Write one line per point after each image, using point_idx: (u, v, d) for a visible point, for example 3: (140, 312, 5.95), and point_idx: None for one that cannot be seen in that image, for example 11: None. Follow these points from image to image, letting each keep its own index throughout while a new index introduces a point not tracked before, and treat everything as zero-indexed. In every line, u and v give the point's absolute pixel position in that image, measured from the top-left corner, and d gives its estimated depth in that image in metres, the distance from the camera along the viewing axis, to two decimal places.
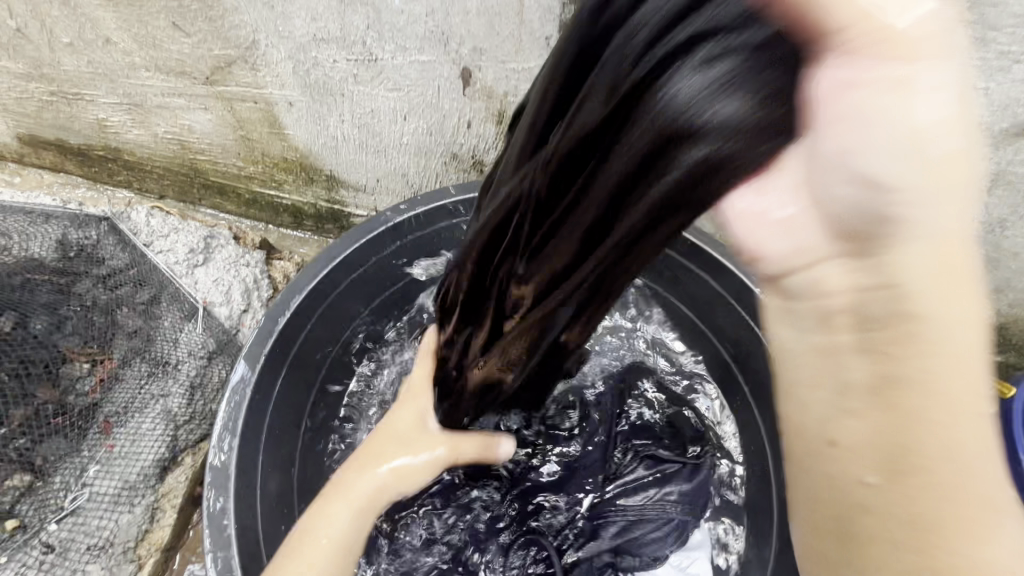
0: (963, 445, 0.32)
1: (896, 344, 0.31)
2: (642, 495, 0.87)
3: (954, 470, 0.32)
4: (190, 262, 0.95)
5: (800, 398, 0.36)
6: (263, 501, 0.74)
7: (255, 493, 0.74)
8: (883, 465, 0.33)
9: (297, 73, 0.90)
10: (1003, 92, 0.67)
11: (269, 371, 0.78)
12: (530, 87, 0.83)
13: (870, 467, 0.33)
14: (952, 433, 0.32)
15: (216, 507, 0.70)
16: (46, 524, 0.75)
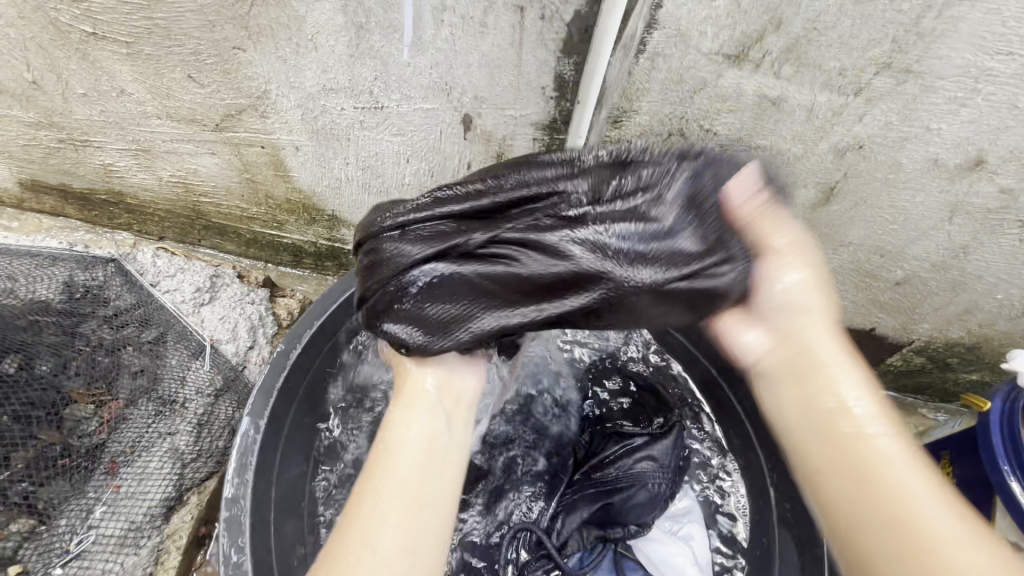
0: (911, 480, 0.50)
1: (833, 466, 0.53)
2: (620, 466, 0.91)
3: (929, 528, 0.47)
4: (196, 300, 0.97)
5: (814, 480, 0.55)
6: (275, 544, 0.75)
7: (268, 534, 0.74)
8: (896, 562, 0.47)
9: (306, 119, 0.95)
10: (952, 132, 0.75)
11: (279, 405, 0.78)
12: (527, 131, 0.89)
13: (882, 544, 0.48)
14: (906, 488, 0.49)
15: (228, 548, 0.69)
16: (49, 569, 0.73)
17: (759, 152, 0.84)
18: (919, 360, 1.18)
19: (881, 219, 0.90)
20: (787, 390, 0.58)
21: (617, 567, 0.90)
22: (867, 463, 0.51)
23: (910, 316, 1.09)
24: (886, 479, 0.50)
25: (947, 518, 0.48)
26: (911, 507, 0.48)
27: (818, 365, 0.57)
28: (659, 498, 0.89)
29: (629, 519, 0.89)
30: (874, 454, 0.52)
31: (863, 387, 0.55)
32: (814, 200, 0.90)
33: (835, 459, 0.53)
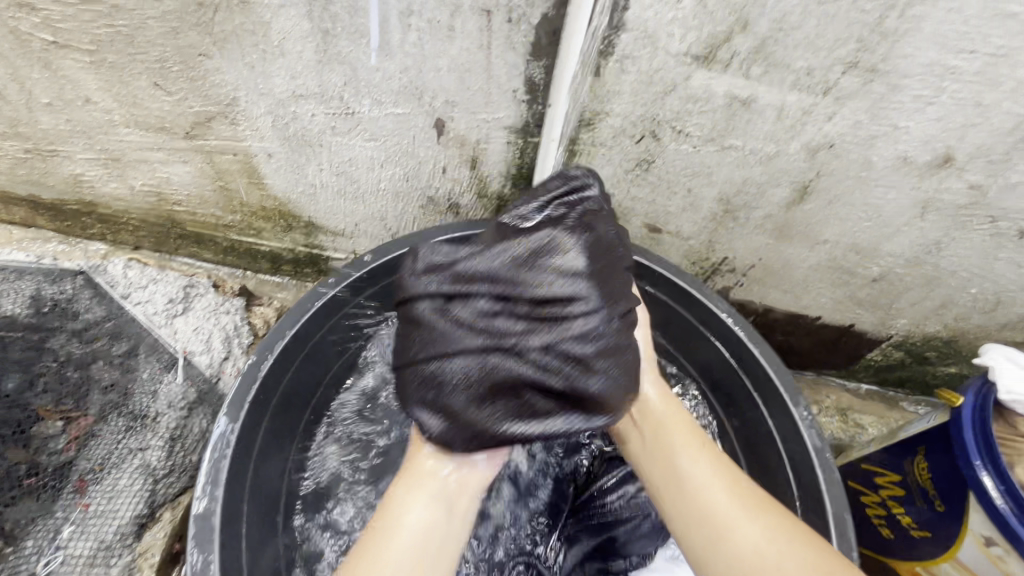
0: (722, 501, 0.64)
1: (679, 482, 0.68)
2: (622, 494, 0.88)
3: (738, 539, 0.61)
4: (169, 312, 0.95)
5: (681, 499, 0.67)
6: (245, 559, 0.74)
7: (238, 550, 0.73)
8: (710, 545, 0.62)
9: (276, 126, 0.94)
10: (921, 130, 0.76)
11: (250, 418, 0.77)
12: (501, 134, 0.88)
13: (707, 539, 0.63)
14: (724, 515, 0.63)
15: (197, 566, 0.66)
16: None
17: (732, 152, 0.84)
18: (898, 354, 1.19)
19: (855, 217, 0.91)
20: (656, 469, 0.71)
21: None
22: (682, 482, 0.67)
23: (887, 312, 1.10)
24: (707, 505, 0.64)
25: (754, 532, 0.61)
26: (722, 522, 0.63)
27: (667, 445, 0.71)
28: (661, 527, 0.86)
29: (632, 550, 0.86)
30: (700, 480, 0.67)
31: (680, 422, 0.73)
32: (788, 199, 0.90)
33: (673, 477, 0.69)
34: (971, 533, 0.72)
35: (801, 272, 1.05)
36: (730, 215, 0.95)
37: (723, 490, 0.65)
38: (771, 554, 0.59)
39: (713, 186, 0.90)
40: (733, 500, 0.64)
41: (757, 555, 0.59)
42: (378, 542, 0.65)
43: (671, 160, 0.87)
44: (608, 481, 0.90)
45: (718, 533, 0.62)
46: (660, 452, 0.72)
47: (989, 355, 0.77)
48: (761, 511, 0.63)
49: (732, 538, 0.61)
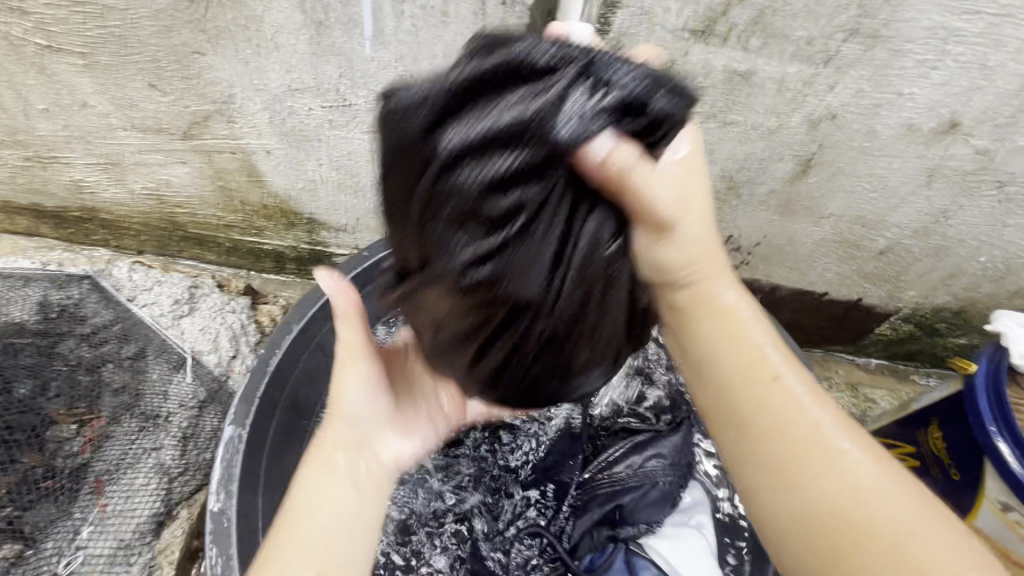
0: (827, 425, 0.51)
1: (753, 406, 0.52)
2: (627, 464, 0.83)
3: (841, 472, 0.48)
4: (175, 313, 0.96)
5: (767, 418, 0.51)
6: None
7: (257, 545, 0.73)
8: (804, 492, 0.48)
9: (274, 122, 0.93)
10: (925, 96, 0.74)
11: (262, 413, 0.77)
12: None
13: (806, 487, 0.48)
14: (839, 462, 0.49)
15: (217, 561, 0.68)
16: None
17: (734, 127, 0.83)
18: (908, 327, 1.19)
19: (860, 189, 0.90)
20: (732, 378, 0.53)
21: (628, 566, 0.76)
22: (776, 411, 0.50)
23: (896, 284, 1.09)
24: (796, 432, 0.50)
25: (862, 467, 0.49)
26: (817, 455, 0.49)
27: (752, 367, 0.52)
28: (671, 496, 0.82)
29: (640, 517, 0.80)
30: (785, 403, 0.51)
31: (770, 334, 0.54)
32: (791, 174, 0.89)
33: (754, 392, 0.52)
34: (989, 501, 0.72)
35: (807, 247, 1.04)
36: (733, 192, 0.94)
37: (819, 408, 0.52)
38: (901, 500, 0.47)
39: (716, 163, 0.89)
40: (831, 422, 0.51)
41: (858, 485, 0.47)
42: (304, 470, 0.60)
43: None
44: (613, 453, 0.85)
45: (821, 487, 0.48)
46: (743, 370, 0.52)
47: (1001, 322, 0.77)
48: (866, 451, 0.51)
49: (832, 471, 0.48)
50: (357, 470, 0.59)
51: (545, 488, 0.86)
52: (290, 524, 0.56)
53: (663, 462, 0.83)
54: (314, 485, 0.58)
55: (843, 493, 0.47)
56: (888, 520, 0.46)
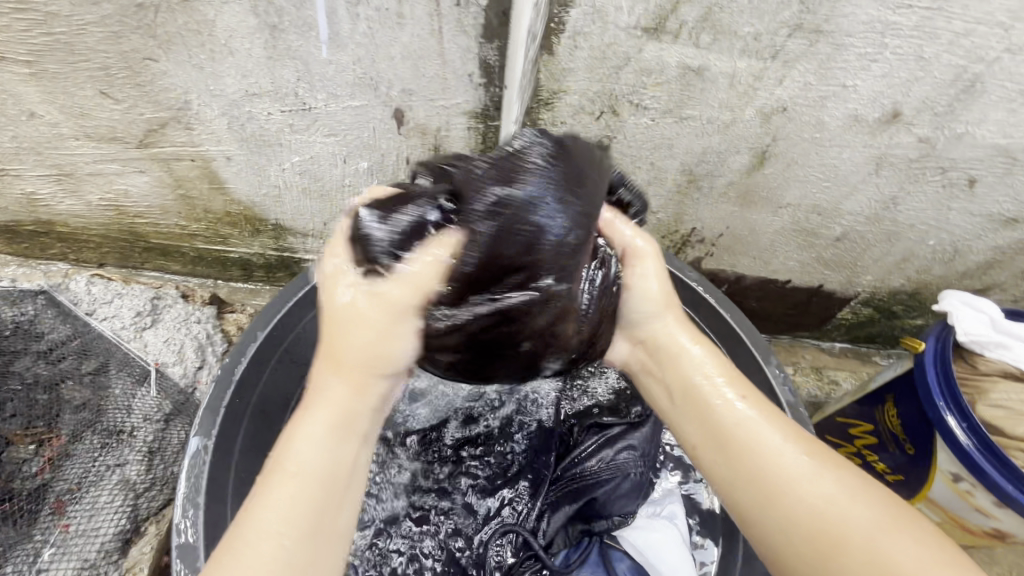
0: (788, 454, 0.55)
1: (723, 448, 0.58)
2: (599, 457, 0.83)
3: (801, 491, 0.52)
4: (137, 325, 0.94)
5: (733, 449, 0.57)
6: None
7: None
8: (798, 536, 0.51)
9: (232, 128, 0.92)
10: (868, 88, 0.78)
11: (228, 422, 0.77)
12: (460, 120, 0.88)
13: (786, 518, 0.52)
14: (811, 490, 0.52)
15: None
16: None
17: (690, 122, 0.85)
18: (867, 311, 1.23)
19: (814, 179, 0.93)
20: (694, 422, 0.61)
21: (603, 559, 0.80)
22: (741, 442, 0.57)
23: (853, 269, 1.13)
24: (755, 455, 0.55)
25: (826, 485, 0.52)
26: (783, 489, 0.53)
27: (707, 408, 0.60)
28: (642, 486, 0.83)
29: (613, 510, 0.83)
30: (746, 429, 0.57)
31: (708, 370, 0.63)
32: (748, 166, 0.92)
33: (712, 433, 0.59)
34: (941, 473, 0.76)
35: (767, 237, 1.07)
36: (694, 185, 0.97)
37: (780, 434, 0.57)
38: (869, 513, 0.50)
39: (675, 157, 0.91)
40: (789, 440, 0.56)
41: (823, 507, 0.51)
42: (286, 438, 0.55)
43: (631, 135, 0.88)
44: (585, 448, 0.86)
45: (823, 531, 0.50)
46: (693, 404, 0.61)
47: (943, 302, 0.80)
48: (830, 462, 0.55)
49: (794, 493, 0.52)
50: (350, 437, 0.56)
51: (520, 486, 0.85)
52: (262, 502, 0.51)
53: (634, 453, 0.83)
54: (301, 451, 0.54)
55: (819, 515, 0.51)
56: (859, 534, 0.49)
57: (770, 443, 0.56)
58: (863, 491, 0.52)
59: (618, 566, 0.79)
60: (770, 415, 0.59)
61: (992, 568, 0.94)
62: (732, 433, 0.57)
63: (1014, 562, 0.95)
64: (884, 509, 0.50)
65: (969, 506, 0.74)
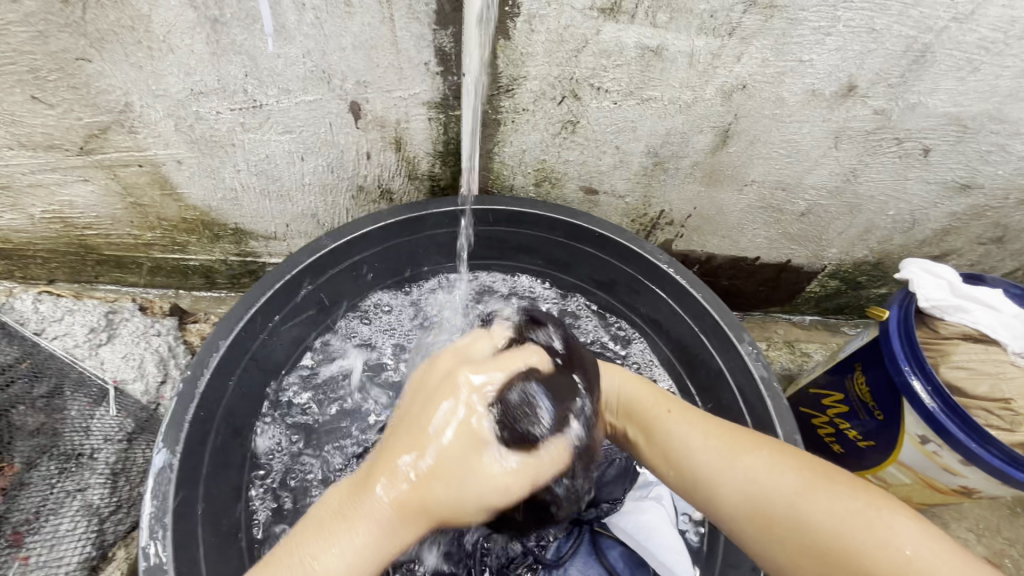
0: (715, 458, 0.64)
1: (673, 463, 0.67)
2: None
3: (733, 487, 0.61)
4: (92, 342, 0.89)
5: (677, 462, 0.66)
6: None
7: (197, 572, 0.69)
8: (749, 527, 0.60)
9: (180, 129, 0.88)
10: (823, 62, 0.78)
11: (194, 435, 0.74)
12: (420, 111, 0.85)
13: (737, 515, 0.61)
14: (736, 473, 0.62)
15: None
16: None
17: (652, 103, 0.84)
18: (834, 283, 1.26)
19: (776, 155, 0.94)
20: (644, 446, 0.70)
21: (594, 548, 0.78)
22: (678, 456, 0.66)
23: (819, 243, 1.15)
24: (693, 466, 0.65)
25: (749, 463, 0.62)
26: (718, 475, 0.62)
27: (653, 421, 0.70)
28: (627, 469, 0.85)
29: (601, 496, 0.82)
30: (679, 441, 0.67)
31: (646, 395, 0.73)
32: (712, 145, 0.92)
33: (658, 455, 0.68)
34: (909, 436, 0.78)
35: (735, 216, 1.08)
36: (660, 167, 0.97)
37: (705, 439, 0.66)
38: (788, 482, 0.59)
39: (640, 140, 0.91)
40: (717, 441, 0.65)
41: (748, 494, 0.60)
42: (339, 526, 0.53)
43: (594, 119, 0.87)
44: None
45: (758, 515, 0.59)
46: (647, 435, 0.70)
47: (904, 271, 0.81)
48: (752, 446, 0.64)
49: (725, 489, 0.62)
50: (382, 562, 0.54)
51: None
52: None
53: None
54: (331, 556, 0.51)
55: (756, 502, 0.60)
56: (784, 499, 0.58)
57: (696, 449, 0.65)
58: (776, 462, 0.61)
59: (610, 554, 0.77)
60: (698, 421, 0.68)
61: (960, 523, 0.98)
62: (670, 450, 0.67)
63: (980, 516, 0.99)
64: (802, 482, 0.59)
65: (936, 466, 0.77)
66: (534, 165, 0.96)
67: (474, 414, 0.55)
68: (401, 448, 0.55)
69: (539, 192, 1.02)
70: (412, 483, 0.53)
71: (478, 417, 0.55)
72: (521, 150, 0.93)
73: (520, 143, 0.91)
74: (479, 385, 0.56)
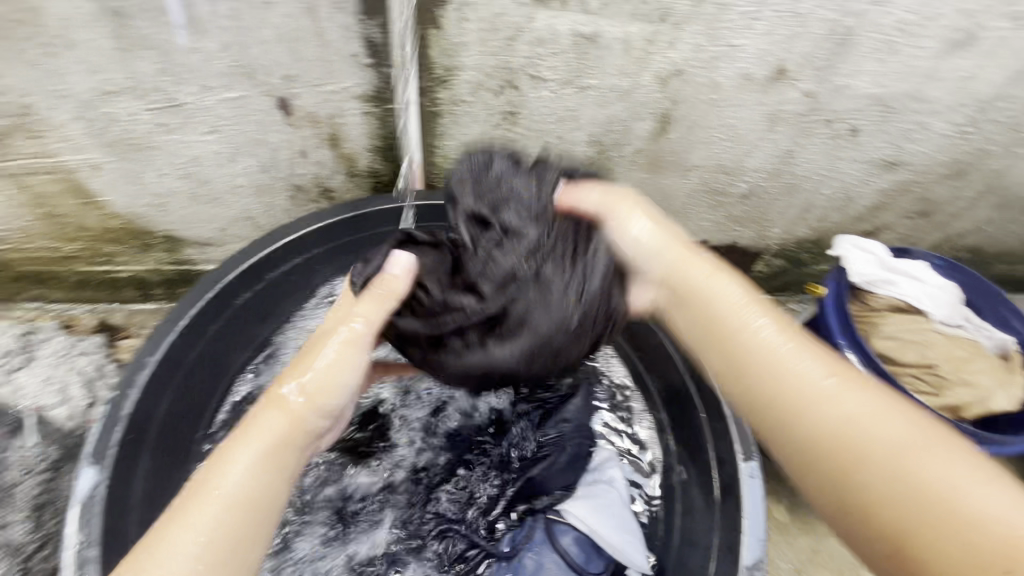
0: (821, 378, 0.51)
1: (740, 368, 0.55)
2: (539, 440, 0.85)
3: (828, 413, 0.48)
4: (9, 367, 0.84)
5: (771, 369, 0.53)
6: None
7: None
8: (831, 468, 0.47)
9: (92, 132, 0.81)
10: (754, 46, 0.80)
11: (122, 459, 0.69)
12: (354, 105, 0.82)
13: (827, 450, 0.47)
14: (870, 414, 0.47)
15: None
16: None
17: (591, 91, 0.84)
18: (779, 262, 1.30)
19: (716, 139, 0.95)
20: (710, 352, 0.58)
21: (549, 536, 0.75)
22: (763, 358, 0.53)
23: (762, 224, 1.19)
24: (787, 377, 0.52)
25: (862, 398, 0.49)
26: (826, 396, 0.49)
27: (738, 329, 0.56)
28: (581, 457, 0.84)
29: (554, 485, 0.81)
30: (766, 350, 0.54)
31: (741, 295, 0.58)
32: (653, 131, 0.92)
33: (732, 355, 0.56)
34: None
35: (680, 201, 1.10)
36: (604, 156, 0.97)
37: (811, 354, 0.53)
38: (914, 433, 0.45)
39: (582, 129, 0.91)
40: (812, 358, 0.52)
41: (846, 422, 0.47)
42: (224, 448, 0.53)
43: (534, 109, 0.86)
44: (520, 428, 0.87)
45: (847, 452, 0.46)
46: (705, 331, 0.58)
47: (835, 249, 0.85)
48: (870, 382, 0.50)
49: (813, 411, 0.49)
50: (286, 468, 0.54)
51: (460, 476, 0.84)
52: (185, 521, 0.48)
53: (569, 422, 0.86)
54: (229, 472, 0.50)
55: (849, 432, 0.47)
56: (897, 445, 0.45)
57: (799, 360, 0.52)
58: (890, 404, 0.48)
59: (564, 540, 0.74)
60: (815, 349, 0.54)
61: None
62: (744, 347, 0.55)
63: None
64: (921, 437, 0.45)
65: None
66: None
67: (359, 338, 0.62)
68: (289, 372, 0.59)
69: None
70: (298, 405, 0.57)
71: (360, 349, 0.62)
72: (463, 142, 0.91)
73: (461, 136, 0.89)
74: (361, 320, 0.63)
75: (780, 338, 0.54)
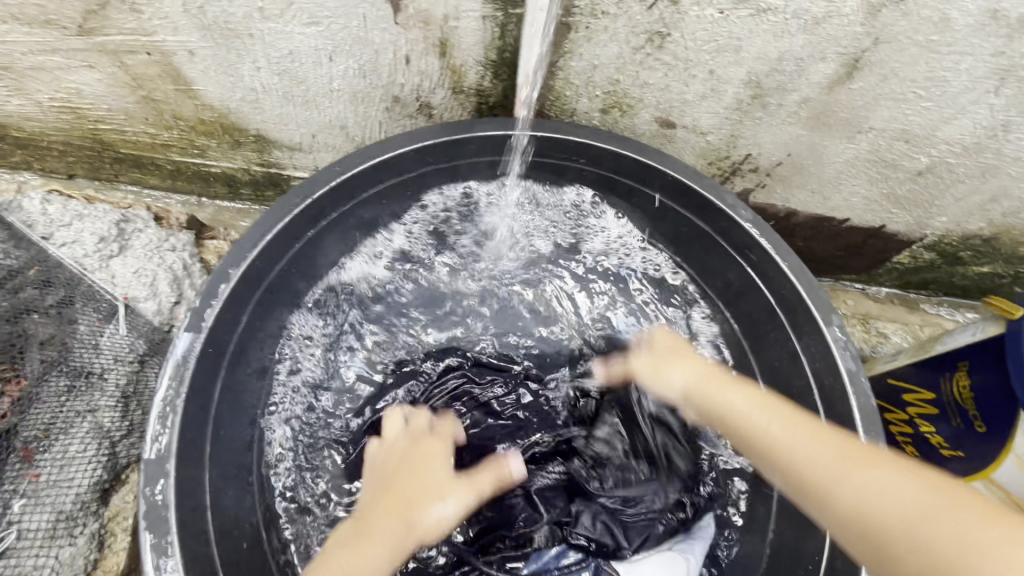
0: (811, 456, 0.54)
1: (867, 469, 0.52)
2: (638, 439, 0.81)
3: (837, 492, 0.51)
4: (103, 253, 0.82)
5: (850, 488, 0.51)
6: (210, 508, 0.66)
7: (200, 498, 0.66)
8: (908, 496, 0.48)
9: (189, 12, 0.74)
10: None
11: (202, 370, 0.68)
12: (474, 7, 0.69)
13: (868, 478, 0.51)
14: (795, 444, 0.56)
15: (158, 548, 0.59)
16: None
17: (770, 16, 0.66)
18: (929, 256, 1.08)
19: (911, 96, 0.74)
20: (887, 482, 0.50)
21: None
22: (840, 478, 0.52)
23: (927, 210, 0.96)
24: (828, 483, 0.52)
25: (865, 475, 0.51)
26: (821, 480, 0.52)
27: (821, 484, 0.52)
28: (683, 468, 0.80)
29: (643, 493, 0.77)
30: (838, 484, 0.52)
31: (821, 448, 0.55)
32: (833, 78, 0.73)
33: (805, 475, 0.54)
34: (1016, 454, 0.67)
35: (834, 168, 0.90)
36: (758, 101, 0.79)
37: (825, 455, 0.54)
38: (755, 406, 0.61)
39: (742, 65, 0.73)
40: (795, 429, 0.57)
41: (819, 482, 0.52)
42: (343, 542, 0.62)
43: (690, 32, 0.69)
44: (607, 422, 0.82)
45: (864, 463, 0.52)
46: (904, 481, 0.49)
47: None
48: (874, 464, 0.52)
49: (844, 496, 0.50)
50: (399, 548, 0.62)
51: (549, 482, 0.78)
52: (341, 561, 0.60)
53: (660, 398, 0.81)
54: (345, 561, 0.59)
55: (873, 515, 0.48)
56: (737, 412, 0.62)
57: (796, 448, 0.56)
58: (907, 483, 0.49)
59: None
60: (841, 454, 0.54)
61: None
62: (807, 474, 0.54)
63: None
64: (853, 459, 0.53)
65: None
66: (603, 87, 0.79)
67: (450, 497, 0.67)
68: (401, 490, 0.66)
69: (603, 121, 0.86)
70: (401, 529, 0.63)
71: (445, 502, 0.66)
72: (591, 66, 0.76)
73: (592, 58, 0.74)
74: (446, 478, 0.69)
75: (846, 495, 0.50)
